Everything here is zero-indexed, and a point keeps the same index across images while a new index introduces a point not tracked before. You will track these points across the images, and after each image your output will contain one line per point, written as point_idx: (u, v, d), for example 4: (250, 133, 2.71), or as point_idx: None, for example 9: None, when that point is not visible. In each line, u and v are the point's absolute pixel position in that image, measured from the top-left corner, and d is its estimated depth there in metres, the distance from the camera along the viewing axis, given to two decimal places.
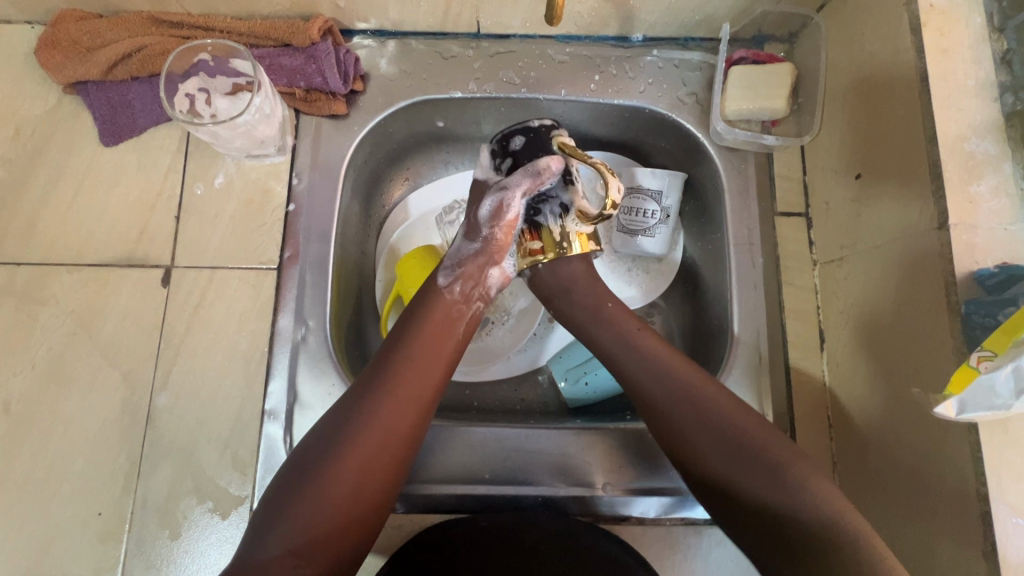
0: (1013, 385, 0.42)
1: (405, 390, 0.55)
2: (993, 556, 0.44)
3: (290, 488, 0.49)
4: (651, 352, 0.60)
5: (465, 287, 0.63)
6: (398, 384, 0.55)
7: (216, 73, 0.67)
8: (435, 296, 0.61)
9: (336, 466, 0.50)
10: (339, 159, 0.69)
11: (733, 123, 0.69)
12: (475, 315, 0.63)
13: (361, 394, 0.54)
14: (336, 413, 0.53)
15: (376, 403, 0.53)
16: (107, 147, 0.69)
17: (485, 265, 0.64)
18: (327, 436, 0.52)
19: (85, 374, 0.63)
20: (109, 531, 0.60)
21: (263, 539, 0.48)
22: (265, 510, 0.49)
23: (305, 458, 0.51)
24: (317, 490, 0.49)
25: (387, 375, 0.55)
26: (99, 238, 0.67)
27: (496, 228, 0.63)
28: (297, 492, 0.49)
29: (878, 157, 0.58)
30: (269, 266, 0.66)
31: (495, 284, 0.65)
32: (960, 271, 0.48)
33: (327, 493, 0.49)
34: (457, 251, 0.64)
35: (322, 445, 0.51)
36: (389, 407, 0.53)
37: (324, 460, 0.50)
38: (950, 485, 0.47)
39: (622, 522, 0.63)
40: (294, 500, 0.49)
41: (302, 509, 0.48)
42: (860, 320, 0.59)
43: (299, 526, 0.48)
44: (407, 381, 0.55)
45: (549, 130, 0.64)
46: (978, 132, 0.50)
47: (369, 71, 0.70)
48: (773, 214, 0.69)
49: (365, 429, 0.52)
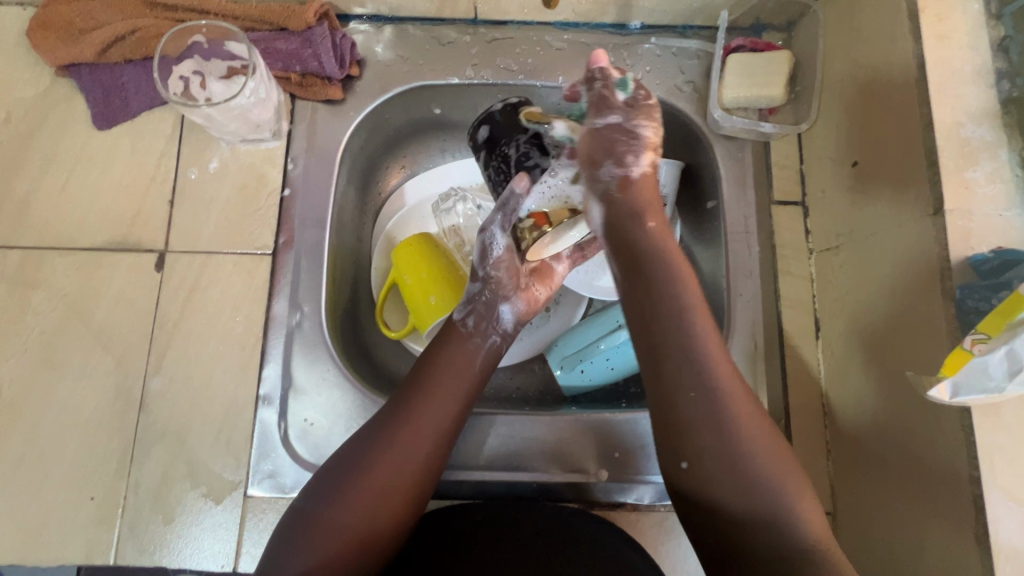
0: (1005, 367, 0.42)
1: (436, 404, 0.55)
2: (984, 539, 0.44)
3: (324, 494, 0.50)
4: (688, 307, 0.50)
5: (479, 321, 0.61)
6: (430, 398, 0.55)
7: (211, 56, 0.67)
8: (452, 332, 0.60)
9: (368, 477, 0.51)
10: (335, 145, 0.68)
11: (730, 112, 0.69)
12: (491, 350, 0.61)
13: (399, 403, 0.55)
14: (369, 426, 0.54)
15: (412, 411, 0.54)
16: (100, 130, 0.68)
17: (497, 305, 0.62)
18: (362, 446, 0.53)
19: (78, 358, 0.63)
20: (101, 516, 0.59)
21: (295, 546, 0.48)
22: (299, 516, 0.50)
23: (340, 467, 0.52)
24: (349, 498, 0.50)
25: (416, 389, 0.56)
26: (92, 222, 0.66)
27: (494, 270, 0.62)
28: (330, 498, 0.50)
29: (874, 144, 0.58)
30: (264, 251, 0.66)
31: (511, 318, 0.63)
32: (955, 257, 0.48)
33: (360, 501, 0.50)
34: (464, 292, 0.63)
35: (356, 456, 0.52)
36: (418, 420, 0.54)
37: (359, 470, 0.51)
38: (943, 470, 0.47)
39: (617, 508, 0.62)
40: (329, 505, 0.50)
41: (335, 514, 0.49)
42: (856, 307, 0.59)
43: (331, 533, 0.48)
44: (437, 396, 0.55)
45: (515, 107, 0.62)
46: (974, 118, 0.50)
47: (365, 57, 0.70)
48: (770, 203, 0.69)
49: (400, 435, 0.53)
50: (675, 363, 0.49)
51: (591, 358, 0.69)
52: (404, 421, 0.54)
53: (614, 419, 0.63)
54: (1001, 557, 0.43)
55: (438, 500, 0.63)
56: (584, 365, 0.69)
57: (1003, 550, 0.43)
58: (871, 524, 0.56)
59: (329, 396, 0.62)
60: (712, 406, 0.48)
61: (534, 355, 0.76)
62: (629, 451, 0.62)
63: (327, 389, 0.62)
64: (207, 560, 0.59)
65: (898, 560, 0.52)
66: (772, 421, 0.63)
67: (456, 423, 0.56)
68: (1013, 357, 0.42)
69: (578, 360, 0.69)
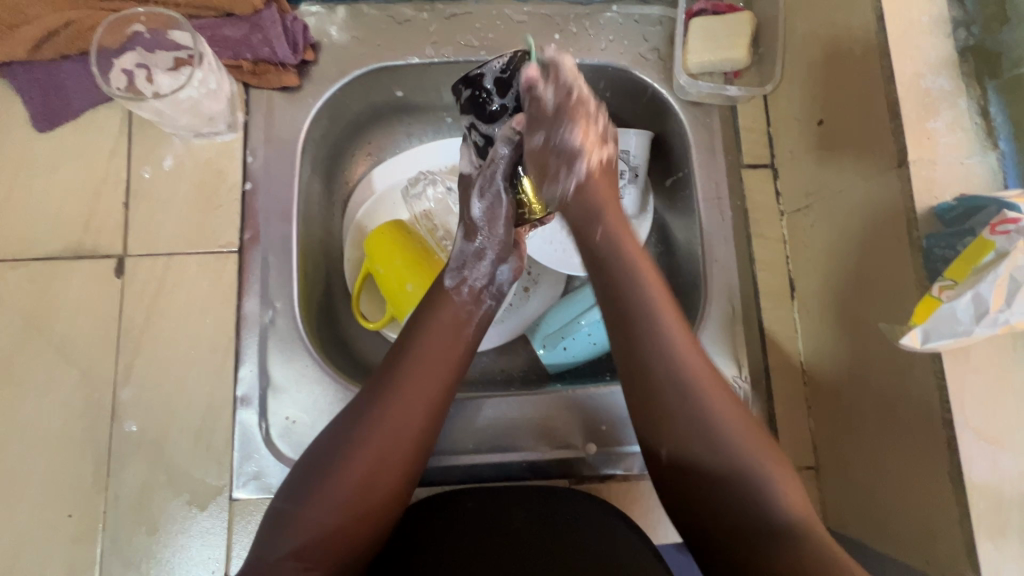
0: (972, 310, 0.43)
1: (415, 390, 0.53)
2: (959, 479, 0.45)
3: (296, 496, 0.49)
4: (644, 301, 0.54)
5: (473, 286, 0.60)
6: (408, 385, 0.53)
7: (154, 47, 0.63)
8: (443, 297, 0.59)
9: (342, 472, 0.49)
10: (294, 133, 0.65)
11: (696, 77, 0.68)
12: (486, 315, 0.61)
13: (372, 393, 0.53)
14: (339, 423, 0.52)
15: (386, 401, 0.52)
16: (41, 132, 0.65)
17: (491, 263, 0.61)
18: (341, 432, 0.51)
19: (40, 374, 0.60)
20: (81, 533, 0.58)
21: (271, 547, 0.47)
22: (275, 519, 0.48)
23: (313, 463, 0.50)
24: (324, 494, 0.48)
25: (391, 376, 0.53)
26: (43, 232, 0.63)
27: (496, 227, 0.60)
28: (305, 497, 0.48)
29: (837, 102, 0.58)
30: (230, 249, 0.64)
31: (507, 279, 0.62)
32: (920, 207, 0.48)
33: (337, 496, 0.48)
34: (459, 253, 0.61)
35: (331, 450, 0.50)
36: (394, 408, 0.52)
37: (331, 466, 0.49)
38: (919, 415, 0.49)
39: (607, 480, 0.63)
40: (299, 508, 0.48)
41: (307, 512, 0.48)
42: (830, 264, 0.60)
43: (310, 533, 0.47)
44: (415, 381, 0.53)
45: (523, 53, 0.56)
46: (933, 69, 0.50)
47: (319, 40, 0.67)
48: (740, 167, 0.69)
49: (376, 428, 0.51)
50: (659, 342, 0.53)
51: (573, 335, 0.69)
52: (382, 410, 0.51)
53: (597, 390, 0.63)
54: (975, 495, 0.44)
55: (428, 486, 0.63)
56: (566, 343, 0.69)
57: (977, 488, 0.44)
58: (855, 475, 0.57)
59: (310, 392, 0.60)
60: (647, 408, 0.52)
61: (518, 336, 0.75)
62: (616, 424, 0.63)
63: (307, 385, 0.60)
64: (197, 568, 0.58)
65: (883, 506, 0.54)
66: (753, 383, 0.64)
67: (436, 407, 0.54)
68: (978, 300, 0.43)
69: (560, 338, 0.70)
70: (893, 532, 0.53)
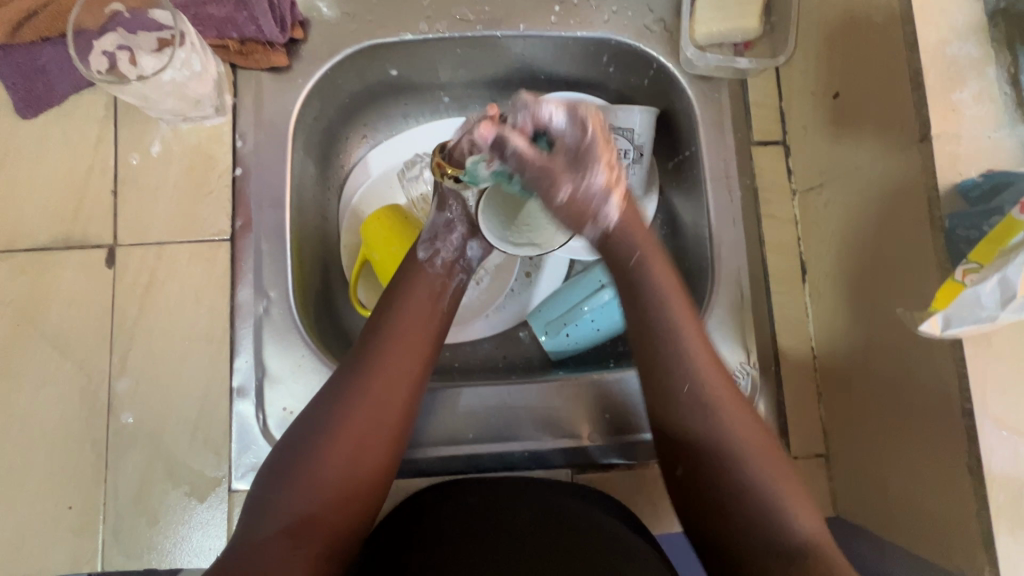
0: (998, 295, 0.41)
1: (392, 369, 0.52)
2: (977, 470, 0.43)
3: (276, 479, 0.48)
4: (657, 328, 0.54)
5: (446, 257, 0.60)
6: (384, 364, 0.52)
7: (135, 27, 0.60)
8: (417, 273, 0.58)
9: (324, 452, 0.48)
10: (285, 116, 0.63)
11: (703, 49, 0.65)
12: (459, 287, 0.61)
13: (348, 372, 0.52)
14: (318, 402, 0.51)
15: (365, 381, 0.51)
16: (26, 119, 0.63)
17: (461, 236, 0.61)
18: (319, 414, 0.50)
19: (35, 366, 0.60)
20: (82, 524, 0.57)
21: (254, 532, 0.46)
22: (255, 506, 0.47)
23: (292, 446, 0.49)
24: (305, 476, 0.48)
25: (370, 357, 0.52)
26: (31, 223, 0.62)
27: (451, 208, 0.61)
28: (282, 484, 0.47)
29: (854, 73, 0.55)
30: (222, 237, 0.62)
31: (475, 256, 0.63)
32: (943, 185, 0.45)
33: (315, 480, 0.48)
34: (431, 225, 0.61)
35: (306, 435, 0.49)
36: (373, 389, 0.51)
37: (312, 447, 0.49)
38: (937, 404, 0.47)
39: (609, 470, 0.62)
40: (281, 491, 0.47)
41: (289, 496, 0.47)
42: (843, 247, 0.58)
43: (290, 517, 0.46)
44: (392, 362, 0.53)
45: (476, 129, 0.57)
46: (960, 35, 0.47)
47: (308, 16, 0.64)
48: (749, 144, 0.66)
49: (356, 406, 0.50)
50: (656, 338, 0.53)
51: (576, 321, 0.67)
52: (355, 390, 0.51)
53: (601, 378, 0.61)
54: (995, 487, 0.42)
55: (426, 477, 0.62)
56: (569, 329, 0.67)
57: (996, 479, 0.43)
58: (867, 465, 0.56)
59: (307, 382, 0.58)
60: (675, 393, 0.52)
61: (518, 322, 0.74)
62: (621, 412, 0.61)
63: (303, 376, 0.58)
64: (199, 558, 0.58)
65: (897, 495, 0.52)
66: (762, 369, 0.62)
67: (414, 384, 0.53)
68: (1005, 283, 0.41)
69: (563, 325, 0.68)
70: (907, 524, 0.51)
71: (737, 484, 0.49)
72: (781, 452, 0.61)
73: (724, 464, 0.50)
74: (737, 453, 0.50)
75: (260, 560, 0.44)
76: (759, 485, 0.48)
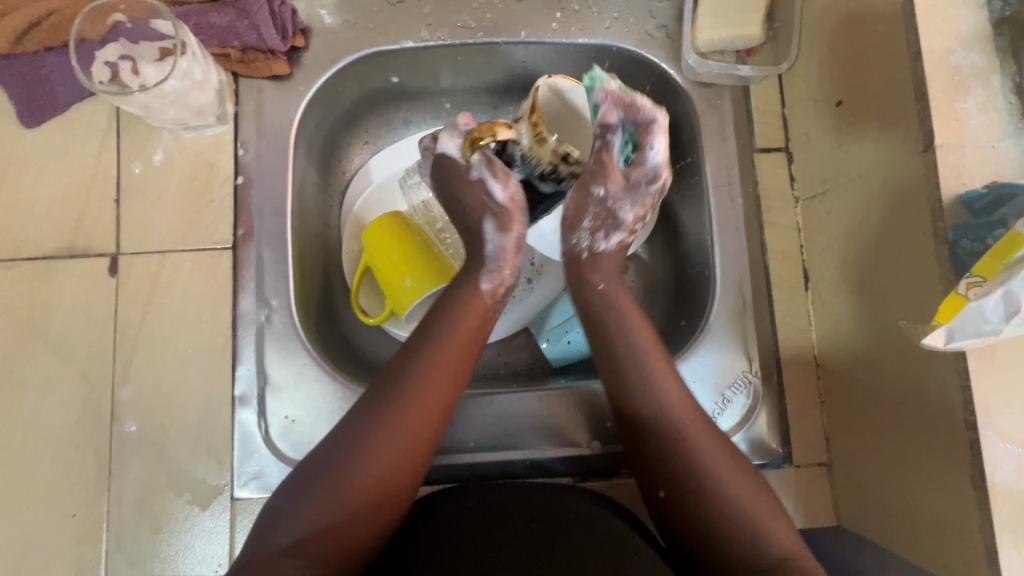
0: (1002, 309, 0.40)
1: (425, 396, 0.51)
2: (981, 483, 0.43)
3: (295, 494, 0.48)
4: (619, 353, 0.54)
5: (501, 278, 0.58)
6: (418, 391, 0.51)
7: (137, 36, 0.61)
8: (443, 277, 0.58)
9: (347, 473, 0.48)
10: (287, 124, 0.63)
11: (705, 56, 0.65)
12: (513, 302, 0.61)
13: (379, 396, 0.51)
14: (348, 422, 0.50)
15: (396, 406, 0.50)
16: (29, 128, 0.63)
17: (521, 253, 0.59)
18: (346, 434, 0.50)
19: (39, 374, 0.60)
20: (86, 531, 0.58)
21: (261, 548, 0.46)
22: (268, 518, 0.48)
23: (316, 464, 0.49)
24: (324, 496, 0.47)
25: (401, 380, 0.52)
26: (34, 231, 0.62)
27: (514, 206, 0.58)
28: (301, 498, 0.47)
29: (858, 81, 0.54)
30: (224, 245, 0.62)
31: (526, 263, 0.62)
32: (947, 195, 0.45)
33: (335, 501, 0.47)
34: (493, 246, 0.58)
35: (332, 453, 0.49)
36: (404, 413, 0.50)
37: (335, 466, 0.48)
38: (940, 415, 0.46)
39: (611, 478, 0.63)
40: (298, 507, 0.47)
41: (304, 512, 0.47)
42: (847, 255, 0.57)
43: (303, 533, 0.46)
44: (426, 390, 0.52)
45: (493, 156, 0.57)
46: (964, 44, 0.46)
47: (309, 24, 0.64)
48: (751, 150, 0.66)
49: (384, 429, 0.50)
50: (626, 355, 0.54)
51: (577, 327, 0.68)
52: (387, 413, 0.50)
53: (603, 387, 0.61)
54: (998, 501, 0.42)
55: (429, 485, 0.62)
56: (570, 336, 0.68)
57: (1000, 493, 0.42)
58: (870, 474, 0.55)
59: (308, 390, 0.58)
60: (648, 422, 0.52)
61: (520, 329, 0.73)
62: None
63: (305, 384, 0.58)
64: (202, 565, 0.58)
65: (900, 506, 0.52)
66: (764, 377, 0.62)
67: (442, 416, 0.52)
68: (1010, 297, 0.40)
69: (563, 331, 0.68)
70: (910, 535, 0.51)
71: (710, 508, 0.47)
72: (783, 460, 0.61)
73: (697, 489, 0.48)
74: (706, 474, 0.48)
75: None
76: (732, 508, 0.47)
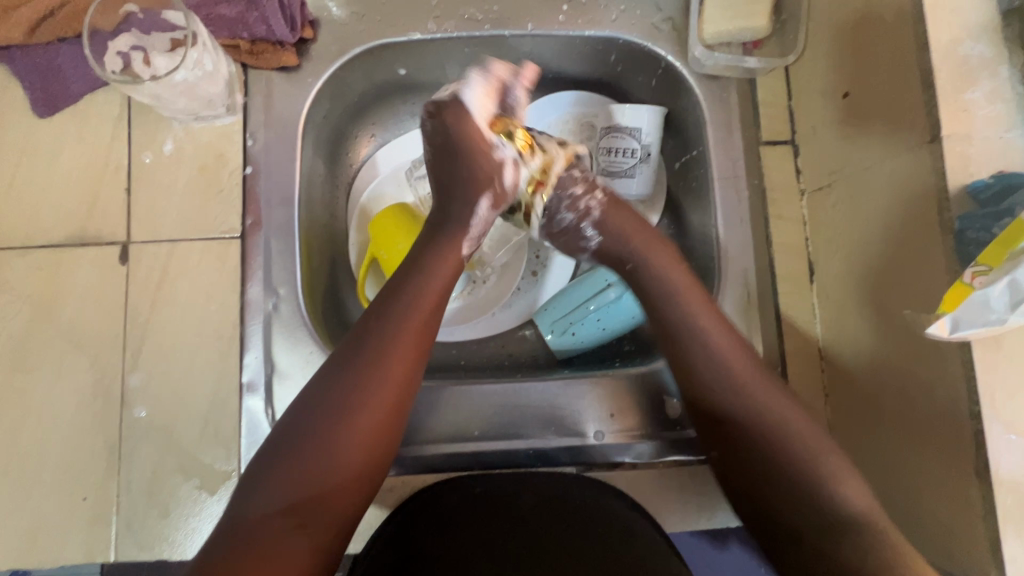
0: (1007, 298, 0.40)
1: (394, 356, 0.51)
2: (985, 473, 0.43)
3: (272, 459, 0.47)
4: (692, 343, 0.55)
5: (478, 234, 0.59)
6: (391, 346, 0.51)
7: (149, 27, 0.62)
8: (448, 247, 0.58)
9: (323, 433, 0.47)
10: (295, 115, 0.63)
11: (712, 48, 0.65)
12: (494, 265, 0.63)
13: (350, 354, 0.50)
14: (317, 383, 0.50)
15: (368, 365, 0.50)
16: (42, 118, 0.64)
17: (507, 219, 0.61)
18: (318, 396, 0.49)
19: (51, 361, 0.61)
20: (96, 514, 0.59)
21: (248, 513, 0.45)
22: (246, 485, 0.47)
23: (289, 427, 0.48)
24: (300, 457, 0.47)
25: (374, 341, 0.51)
26: (47, 220, 0.63)
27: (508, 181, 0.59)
28: (277, 463, 0.47)
29: (865, 72, 0.54)
30: (232, 235, 0.63)
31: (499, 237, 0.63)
32: (953, 186, 0.45)
33: (312, 462, 0.47)
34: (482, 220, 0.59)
35: (306, 416, 0.48)
36: (375, 373, 0.50)
37: (310, 427, 0.48)
38: (944, 406, 0.46)
39: (614, 469, 0.62)
40: (276, 471, 0.46)
41: (285, 475, 0.46)
42: (853, 247, 0.57)
43: (287, 498, 0.46)
44: (399, 345, 0.51)
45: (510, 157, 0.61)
46: (973, 34, 0.46)
47: (318, 16, 0.64)
48: (758, 143, 0.66)
49: (356, 389, 0.49)
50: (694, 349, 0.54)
51: (583, 320, 0.67)
52: (360, 372, 0.49)
53: (606, 378, 0.62)
54: (1002, 491, 0.42)
55: (434, 473, 0.62)
56: (575, 329, 0.67)
57: (1004, 482, 0.42)
58: (874, 467, 0.55)
59: None
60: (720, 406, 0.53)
61: (524, 321, 0.74)
62: (626, 410, 0.61)
63: (311, 372, 0.59)
64: None
65: (902, 498, 0.52)
66: (768, 369, 0.62)
67: (414, 377, 0.52)
68: (1015, 286, 0.40)
69: (568, 324, 0.68)
70: (914, 527, 0.51)
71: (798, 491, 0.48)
72: None
73: (783, 470, 0.49)
74: (793, 458, 0.49)
75: (258, 539, 0.44)
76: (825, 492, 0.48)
